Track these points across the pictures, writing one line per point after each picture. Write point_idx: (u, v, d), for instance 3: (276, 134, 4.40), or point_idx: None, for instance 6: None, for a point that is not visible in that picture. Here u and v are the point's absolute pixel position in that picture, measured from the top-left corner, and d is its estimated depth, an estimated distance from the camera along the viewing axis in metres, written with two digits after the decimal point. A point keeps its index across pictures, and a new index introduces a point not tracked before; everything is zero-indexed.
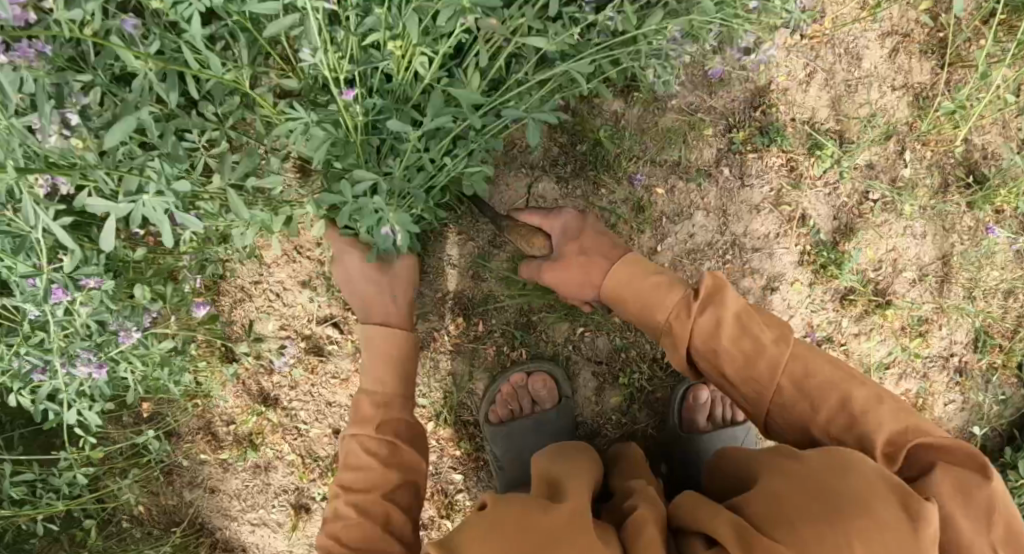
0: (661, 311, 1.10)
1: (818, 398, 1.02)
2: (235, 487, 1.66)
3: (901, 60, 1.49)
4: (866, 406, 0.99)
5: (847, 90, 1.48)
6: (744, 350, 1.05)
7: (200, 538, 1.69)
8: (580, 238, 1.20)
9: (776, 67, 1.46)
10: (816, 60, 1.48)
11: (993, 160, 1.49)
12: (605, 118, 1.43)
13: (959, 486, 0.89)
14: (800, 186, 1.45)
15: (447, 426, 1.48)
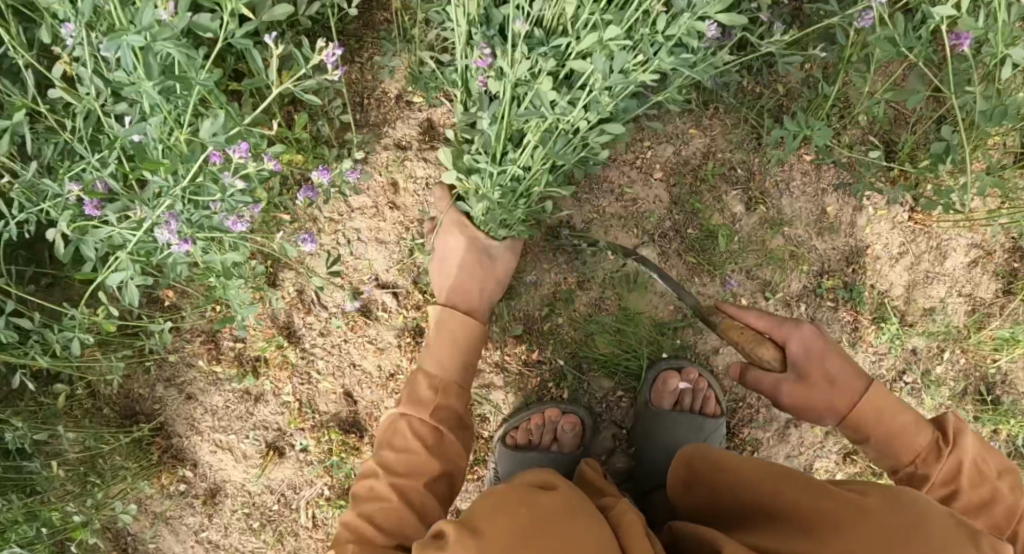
0: (909, 449, 1.19)
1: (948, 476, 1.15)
2: (215, 404, 1.62)
3: (976, 273, 1.56)
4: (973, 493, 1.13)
5: (925, 280, 1.54)
6: (895, 432, 1.19)
7: (155, 438, 1.64)
8: (823, 358, 1.20)
9: (877, 234, 1.52)
10: (911, 242, 1.54)
11: (1010, 386, 1.59)
12: (725, 215, 1.48)
13: (976, 475, 1.15)
14: (854, 346, 1.52)
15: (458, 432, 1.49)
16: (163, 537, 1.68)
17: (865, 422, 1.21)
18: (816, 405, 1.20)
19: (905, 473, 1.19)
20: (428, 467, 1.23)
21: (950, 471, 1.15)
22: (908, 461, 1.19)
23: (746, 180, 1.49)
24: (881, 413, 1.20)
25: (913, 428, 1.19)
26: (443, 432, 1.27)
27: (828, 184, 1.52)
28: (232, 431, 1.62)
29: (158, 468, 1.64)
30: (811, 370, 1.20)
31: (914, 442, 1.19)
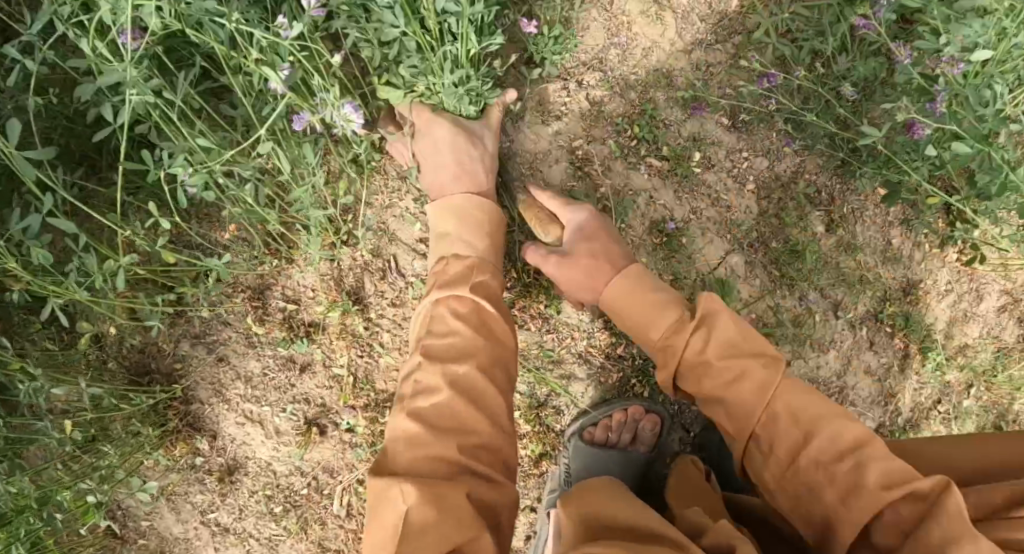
0: (741, 398, 1.04)
1: (811, 427, 0.98)
2: (250, 370, 1.50)
3: (1004, 318, 1.62)
4: (849, 442, 0.96)
5: (962, 317, 1.60)
6: (728, 375, 1.05)
7: (173, 404, 1.48)
8: (592, 240, 1.26)
9: (927, 271, 1.57)
10: (954, 281, 1.59)
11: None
12: (807, 233, 1.49)
13: (856, 445, 0.95)
14: (903, 372, 1.56)
15: (529, 424, 1.42)
16: (162, 515, 1.52)
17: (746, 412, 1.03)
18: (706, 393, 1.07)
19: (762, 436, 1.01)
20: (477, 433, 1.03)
21: (816, 408, 0.99)
22: (801, 440, 0.98)
23: (829, 204, 1.50)
24: (736, 386, 1.04)
25: (735, 378, 1.04)
26: (493, 361, 1.11)
27: (893, 218, 1.54)
28: (267, 402, 1.51)
29: (171, 437, 1.48)
30: (580, 253, 1.25)
31: (792, 404, 1.01)
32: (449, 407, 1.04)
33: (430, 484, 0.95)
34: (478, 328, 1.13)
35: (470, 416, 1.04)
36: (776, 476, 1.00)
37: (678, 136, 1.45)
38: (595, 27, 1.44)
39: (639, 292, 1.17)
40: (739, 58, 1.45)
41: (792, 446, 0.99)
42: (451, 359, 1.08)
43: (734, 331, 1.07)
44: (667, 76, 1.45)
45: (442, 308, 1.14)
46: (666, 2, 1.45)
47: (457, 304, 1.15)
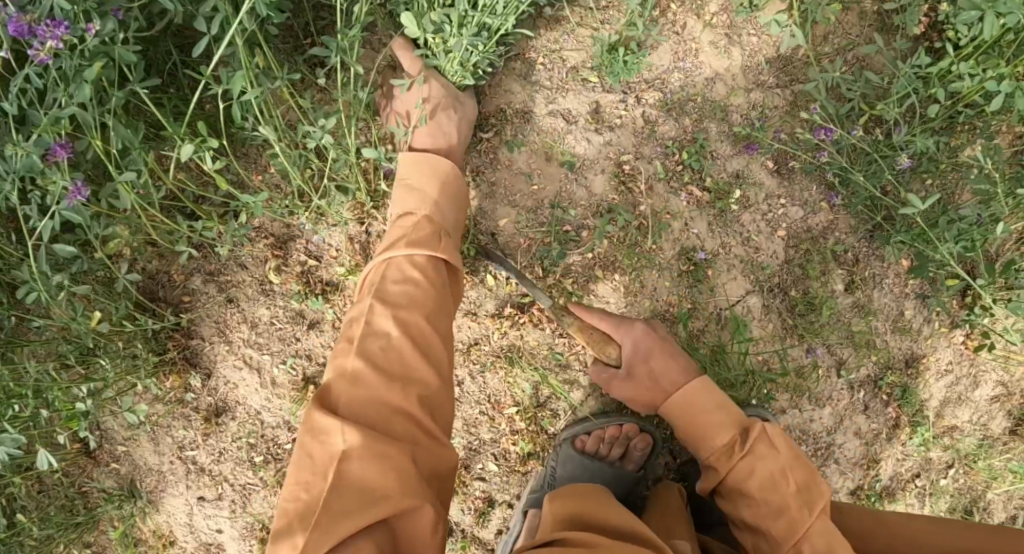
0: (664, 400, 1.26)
1: (713, 431, 1.20)
2: (258, 316, 1.49)
3: (995, 408, 1.63)
4: (723, 426, 1.20)
5: (958, 399, 1.61)
6: (651, 375, 1.28)
7: (174, 335, 1.48)
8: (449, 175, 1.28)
9: (935, 348, 1.58)
10: (958, 363, 1.60)
11: (1002, 517, 1.66)
12: (825, 288, 1.52)
13: (767, 479, 1.14)
14: (890, 441, 1.58)
15: (524, 422, 1.43)
16: (140, 443, 1.56)
17: (678, 396, 1.24)
18: (690, 433, 1.23)
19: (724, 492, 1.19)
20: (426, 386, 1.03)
21: (761, 470, 1.15)
22: (704, 439, 1.21)
23: (853, 264, 1.52)
24: (664, 365, 1.28)
25: (669, 391, 1.26)
26: (440, 318, 1.12)
27: (911, 290, 1.56)
28: (268, 351, 1.50)
29: (166, 368, 1.48)
30: (636, 369, 1.29)
31: (721, 443, 1.19)
32: (398, 349, 1.04)
33: (380, 441, 0.94)
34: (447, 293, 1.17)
35: (416, 363, 1.04)
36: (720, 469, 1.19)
37: (723, 170, 1.47)
38: (664, 48, 1.46)
39: (690, 407, 1.23)
40: (797, 106, 1.47)
41: (702, 430, 1.21)
42: (404, 306, 1.09)
43: (657, 345, 1.29)
44: (725, 110, 1.47)
45: (397, 258, 1.14)
46: (736, 38, 1.47)
47: (415, 256, 1.15)
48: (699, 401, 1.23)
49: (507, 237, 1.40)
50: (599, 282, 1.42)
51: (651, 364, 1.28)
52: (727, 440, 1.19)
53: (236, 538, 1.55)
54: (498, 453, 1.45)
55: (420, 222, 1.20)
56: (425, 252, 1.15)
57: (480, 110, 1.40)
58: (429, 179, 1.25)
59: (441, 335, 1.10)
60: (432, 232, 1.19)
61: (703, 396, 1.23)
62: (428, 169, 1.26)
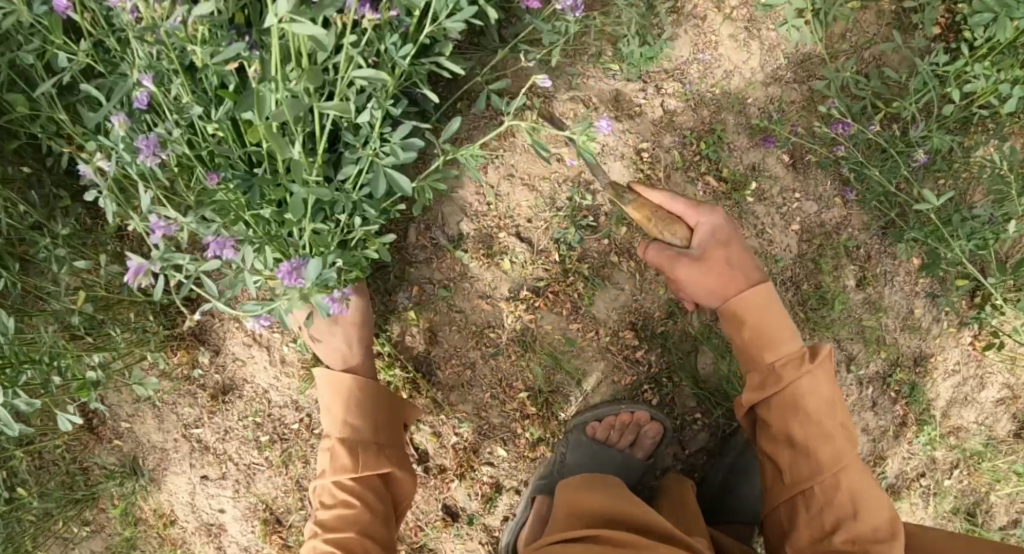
0: (726, 294, 1.23)
1: (774, 345, 1.21)
2: (270, 294, 1.49)
3: (1001, 411, 1.63)
4: (789, 359, 1.21)
5: (965, 399, 1.62)
6: (726, 271, 1.22)
7: (183, 310, 1.47)
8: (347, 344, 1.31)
9: (943, 347, 1.59)
10: (965, 364, 1.60)
11: (1006, 520, 1.66)
12: (837, 283, 1.52)
13: (814, 417, 1.19)
14: (896, 439, 1.59)
15: (535, 406, 1.42)
16: (144, 420, 1.54)
17: (740, 303, 1.22)
18: (755, 342, 1.22)
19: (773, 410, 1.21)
20: (375, 528, 1.22)
21: (810, 395, 1.19)
22: (762, 359, 1.22)
23: (864, 261, 1.53)
24: (734, 255, 1.23)
25: (733, 279, 1.22)
26: (377, 523, 1.23)
27: (921, 289, 1.57)
28: (279, 329, 1.49)
29: (176, 342, 1.47)
30: (711, 256, 1.22)
31: (782, 362, 1.21)
32: (352, 507, 1.22)
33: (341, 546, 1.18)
34: (386, 434, 1.30)
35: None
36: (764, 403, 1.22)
37: (740, 162, 1.47)
38: (684, 39, 1.46)
39: (751, 315, 1.22)
40: (815, 101, 1.48)
41: (757, 354, 1.22)
42: (348, 467, 1.24)
43: (727, 235, 1.23)
44: (742, 103, 1.47)
45: (333, 438, 1.27)
46: (756, 31, 1.48)
47: (339, 483, 1.23)
48: (762, 312, 1.21)
49: (524, 221, 1.40)
50: (614, 269, 1.41)
51: (718, 244, 1.22)
52: (794, 350, 1.21)
53: (239, 518, 1.54)
54: (507, 438, 1.44)
55: (339, 432, 1.27)
56: (356, 419, 1.27)
57: (500, 93, 1.40)
58: (342, 396, 1.28)
59: (380, 543, 1.22)
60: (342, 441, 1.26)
61: (765, 306, 1.22)
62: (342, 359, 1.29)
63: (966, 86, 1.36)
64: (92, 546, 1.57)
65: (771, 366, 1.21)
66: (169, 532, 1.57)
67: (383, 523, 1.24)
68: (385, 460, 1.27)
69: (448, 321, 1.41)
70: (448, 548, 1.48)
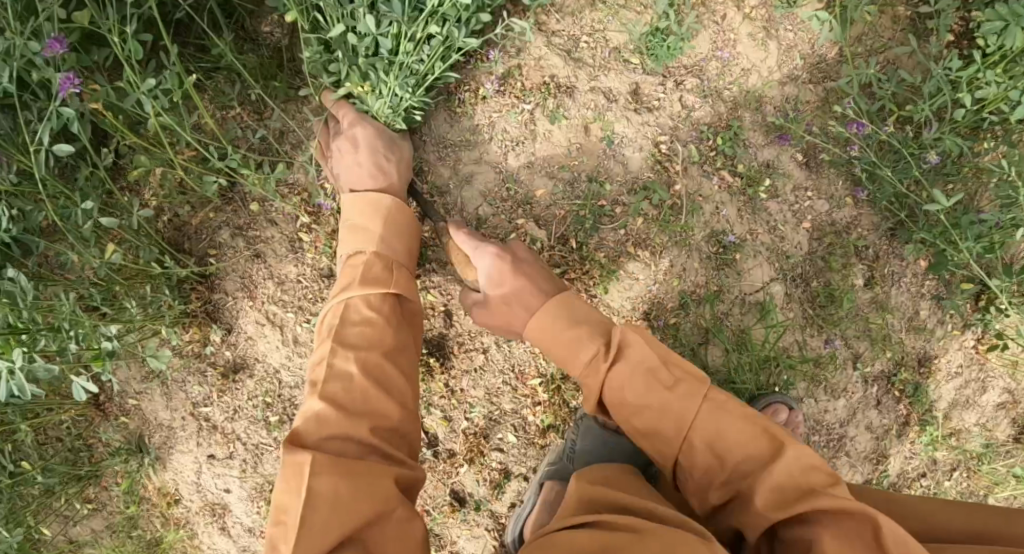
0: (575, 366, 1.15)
1: (676, 415, 1.06)
2: (285, 274, 1.49)
3: (1000, 415, 1.65)
4: (713, 403, 1.06)
5: (966, 401, 1.64)
6: (563, 351, 1.17)
7: (198, 286, 1.47)
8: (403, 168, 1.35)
9: (947, 349, 1.61)
10: (968, 366, 1.63)
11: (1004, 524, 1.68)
12: (846, 281, 1.54)
13: (750, 425, 1.04)
14: (899, 438, 1.61)
15: (547, 393, 1.43)
16: (152, 397, 1.53)
17: (608, 390, 1.12)
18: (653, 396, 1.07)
19: (718, 488, 1.03)
20: (388, 414, 1.09)
21: (756, 461, 1.01)
22: (674, 436, 1.06)
23: (873, 261, 1.56)
24: (570, 313, 1.19)
25: (573, 348, 1.16)
26: (398, 351, 1.17)
27: (927, 290, 1.59)
28: (292, 309, 1.49)
29: (189, 319, 1.47)
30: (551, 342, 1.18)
31: (710, 426, 1.04)
32: (364, 389, 1.10)
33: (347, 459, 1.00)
34: (404, 259, 1.28)
35: (382, 400, 1.09)
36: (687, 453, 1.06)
37: (754, 159, 1.49)
38: (703, 36, 1.48)
39: (633, 395, 1.09)
40: (829, 102, 1.51)
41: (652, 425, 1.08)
42: (361, 347, 1.14)
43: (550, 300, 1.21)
44: (759, 101, 1.50)
45: (354, 299, 1.19)
46: (774, 32, 1.50)
47: (370, 296, 1.20)
48: (547, 331, 1.19)
49: (543, 208, 1.41)
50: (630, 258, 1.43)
51: (542, 320, 1.19)
52: (692, 374, 1.09)
53: (244, 499, 1.54)
54: (518, 424, 1.45)
55: (369, 259, 1.24)
56: (378, 291, 1.20)
57: (523, 81, 1.42)
58: (386, 223, 1.27)
59: (403, 370, 1.16)
60: (381, 269, 1.23)
61: (650, 364, 1.09)
62: (379, 216, 1.27)
63: (979, 91, 1.39)
64: (93, 524, 1.56)
65: (709, 441, 1.04)
66: (173, 511, 1.56)
67: (399, 401, 1.12)
68: (399, 283, 1.24)
69: (464, 305, 1.42)
70: (453, 533, 1.48)
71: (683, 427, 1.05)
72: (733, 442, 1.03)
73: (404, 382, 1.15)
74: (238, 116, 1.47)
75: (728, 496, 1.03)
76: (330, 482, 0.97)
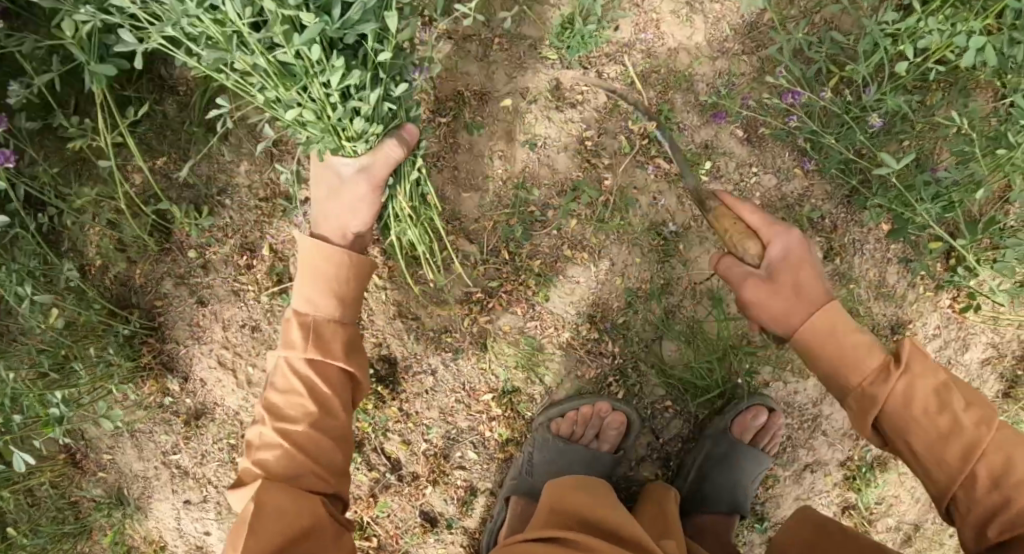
0: (802, 318, 1.13)
1: (856, 358, 1.11)
2: (231, 317, 1.45)
3: (986, 372, 1.63)
4: (946, 396, 1.07)
5: (948, 364, 1.63)
6: (794, 290, 1.13)
7: (148, 339, 1.45)
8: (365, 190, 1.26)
9: (923, 310, 1.59)
10: (945, 328, 1.60)
11: None
12: None
13: (919, 351, 1.09)
14: None
15: (499, 408, 1.41)
16: (124, 449, 1.53)
17: (833, 354, 1.12)
18: (857, 373, 1.10)
19: (1005, 491, 1.01)
20: (310, 482, 1.14)
21: (875, 370, 1.10)
22: (885, 379, 1.09)
23: (828, 232, 1.53)
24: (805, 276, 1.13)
25: (802, 297, 1.13)
26: (331, 419, 1.19)
27: (893, 255, 1.56)
28: (240, 352, 1.46)
29: (143, 373, 1.46)
30: (781, 276, 1.13)
31: (918, 391, 1.07)
32: (296, 458, 1.15)
33: (292, 493, 1.10)
34: (318, 282, 1.24)
35: (298, 463, 1.14)
36: (933, 442, 1.05)
37: (691, 141, 1.43)
38: (624, 23, 1.42)
39: (834, 320, 1.12)
40: (764, 72, 1.45)
41: (894, 412, 1.08)
42: (292, 417, 1.17)
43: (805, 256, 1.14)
44: (690, 79, 1.44)
45: (288, 363, 1.20)
46: (698, 6, 1.44)
47: (296, 363, 1.20)
48: (833, 326, 1.12)
49: (473, 220, 1.39)
50: (566, 263, 1.38)
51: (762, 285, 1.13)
52: (879, 361, 1.10)
53: (225, 538, 1.56)
54: (476, 441, 1.43)
55: (293, 325, 1.22)
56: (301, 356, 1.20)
57: (434, 95, 1.38)
58: (316, 288, 1.23)
59: (334, 438, 1.19)
60: (310, 334, 1.21)
61: (831, 322, 1.12)
62: (321, 282, 1.23)
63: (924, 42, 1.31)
64: None
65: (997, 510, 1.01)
66: None
67: (330, 469, 1.17)
68: (327, 315, 1.24)
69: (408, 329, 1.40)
70: None
71: (907, 404, 1.07)
72: (922, 374, 1.08)
73: (337, 449, 1.20)
74: (165, 164, 1.45)
75: (1007, 455, 1.03)
76: (275, 507, 1.08)
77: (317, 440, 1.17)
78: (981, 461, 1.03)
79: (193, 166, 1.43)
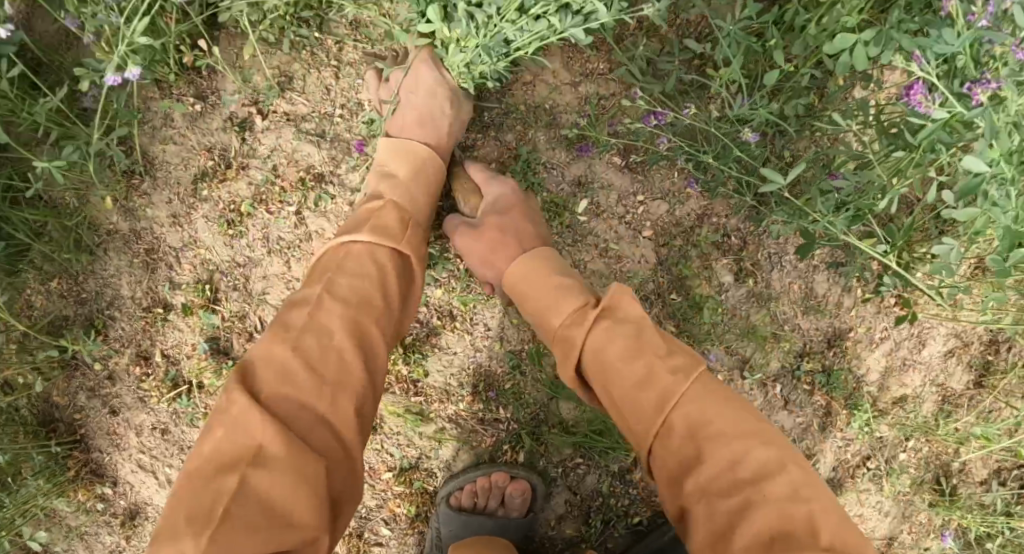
0: (559, 315, 1.06)
1: (642, 351, 0.96)
2: (142, 423, 1.46)
3: (951, 363, 1.57)
4: (707, 407, 0.92)
5: (901, 366, 1.56)
6: (550, 295, 1.09)
7: (72, 451, 1.45)
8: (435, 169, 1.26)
9: (861, 316, 1.50)
10: (893, 328, 1.53)
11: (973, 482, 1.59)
12: (710, 286, 1.41)
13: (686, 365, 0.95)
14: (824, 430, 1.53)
15: (401, 485, 1.39)
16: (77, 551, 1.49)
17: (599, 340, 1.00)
18: (622, 396, 0.96)
19: (717, 534, 0.86)
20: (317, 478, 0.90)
21: (641, 373, 0.95)
22: (646, 373, 0.94)
23: (738, 250, 1.41)
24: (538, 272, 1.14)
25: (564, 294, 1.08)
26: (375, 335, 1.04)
27: (819, 262, 1.46)
28: (154, 456, 1.47)
29: (72, 484, 1.45)
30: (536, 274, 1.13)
31: (688, 408, 0.92)
32: (332, 357, 0.98)
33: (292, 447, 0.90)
34: (418, 181, 1.23)
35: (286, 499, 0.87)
36: (682, 439, 0.91)
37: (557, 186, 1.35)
38: None
39: (610, 332, 0.99)
40: (629, 95, 1.34)
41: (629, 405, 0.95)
42: (349, 304, 1.03)
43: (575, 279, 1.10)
44: (549, 113, 1.34)
45: (357, 246, 1.09)
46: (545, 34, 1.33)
47: (378, 251, 1.10)
48: (611, 341, 0.98)
49: None
50: (443, 333, 1.35)
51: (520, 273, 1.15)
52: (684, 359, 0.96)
53: None
54: (387, 519, 1.41)
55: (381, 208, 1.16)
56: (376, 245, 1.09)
57: (280, 184, 1.37)
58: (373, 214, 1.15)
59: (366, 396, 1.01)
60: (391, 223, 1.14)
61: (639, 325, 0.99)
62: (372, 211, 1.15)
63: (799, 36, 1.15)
64: None
65: (687, 464, 0.90)
66: None
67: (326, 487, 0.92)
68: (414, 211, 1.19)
69: None
70: None
71: (664, 406, 0.92)
72: (696, 397, 0.92)
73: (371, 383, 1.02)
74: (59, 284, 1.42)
75: (733, 463, 0.88)
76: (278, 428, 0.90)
77: (341, 418, 0.96)
78: (713, 473, 0.88)
79: (77, 280, 1.43)
